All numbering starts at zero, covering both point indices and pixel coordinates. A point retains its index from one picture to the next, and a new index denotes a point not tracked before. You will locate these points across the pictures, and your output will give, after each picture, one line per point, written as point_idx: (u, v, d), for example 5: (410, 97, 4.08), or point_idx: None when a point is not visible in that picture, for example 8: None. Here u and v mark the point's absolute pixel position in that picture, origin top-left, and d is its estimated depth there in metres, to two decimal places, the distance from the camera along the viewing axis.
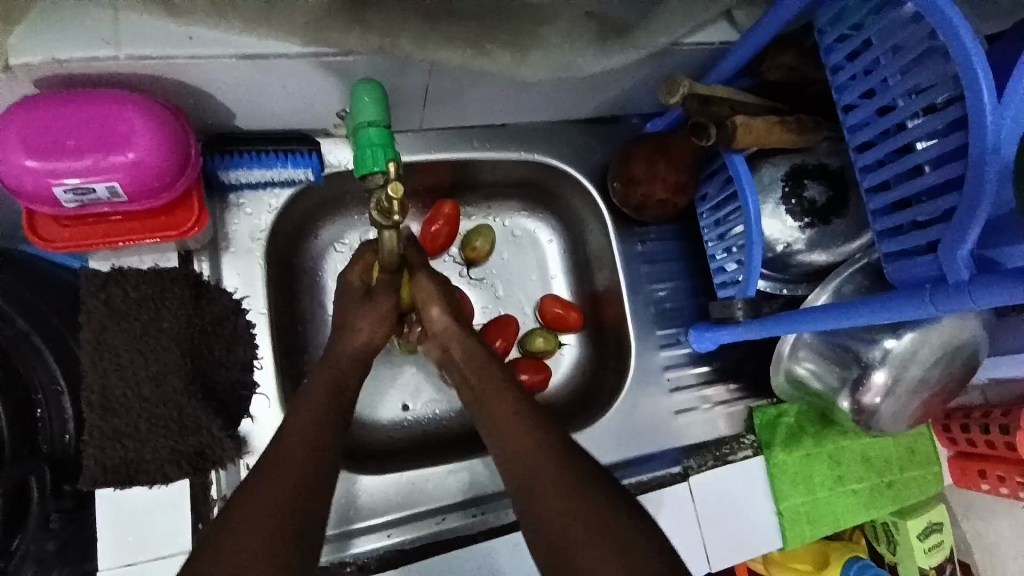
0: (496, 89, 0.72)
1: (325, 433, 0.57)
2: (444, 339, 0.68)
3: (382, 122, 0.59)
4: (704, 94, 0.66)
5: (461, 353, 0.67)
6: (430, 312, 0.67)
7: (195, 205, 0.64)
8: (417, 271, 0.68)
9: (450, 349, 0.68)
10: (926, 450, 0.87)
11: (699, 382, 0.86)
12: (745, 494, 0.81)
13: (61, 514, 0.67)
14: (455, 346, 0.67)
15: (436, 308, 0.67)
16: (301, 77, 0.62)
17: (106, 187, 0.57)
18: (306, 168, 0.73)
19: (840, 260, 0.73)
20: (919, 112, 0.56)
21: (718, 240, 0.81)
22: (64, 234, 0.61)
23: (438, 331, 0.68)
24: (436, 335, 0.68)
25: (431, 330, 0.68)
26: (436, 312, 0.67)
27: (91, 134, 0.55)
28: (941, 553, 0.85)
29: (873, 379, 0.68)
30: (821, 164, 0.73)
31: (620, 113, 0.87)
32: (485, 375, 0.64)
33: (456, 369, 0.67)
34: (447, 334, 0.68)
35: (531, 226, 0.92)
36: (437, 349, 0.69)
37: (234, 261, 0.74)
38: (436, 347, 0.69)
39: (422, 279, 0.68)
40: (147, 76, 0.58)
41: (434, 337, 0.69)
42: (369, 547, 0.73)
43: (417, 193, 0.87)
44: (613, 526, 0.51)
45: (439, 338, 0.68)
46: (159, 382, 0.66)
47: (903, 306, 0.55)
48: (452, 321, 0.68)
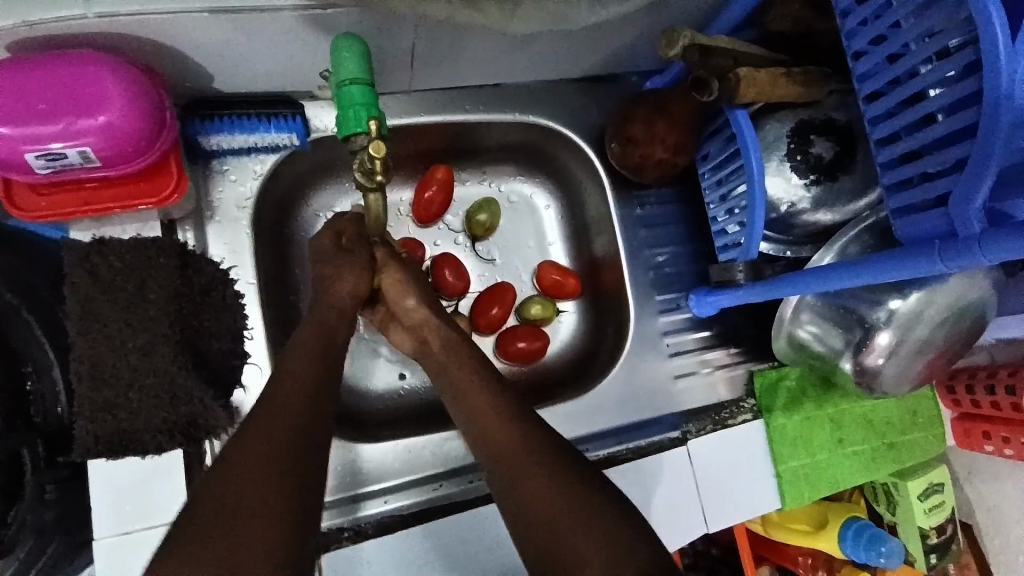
0: (487, 45, 0.69)
1: (316, 401, 0.57)
2: (421, 330, 0.67)
3: (365, 79, 0.55)
4: (704, 44, 0.62)
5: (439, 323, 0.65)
6: (405, 303, 0.67)
7: (173, 170, 0.62)
8: (387, 261, 0.67)
9: (427, 342, 0.67)
10: (929, 412, 0.87)
11: (699, 347, 0.85)
12: (743, 457, 0.80)
13: (57, 485, 0.68)
14: (432, 337, 0.66)
15: (411, 299, 0.67)
16: (281, 34, 0.58)
17: (79, 153, 0.55)
18: (291, 133, 0.71)
19: (846, 219, 0.71)
20: (931, 57, 0.53)
21: (721, 201, 0.78)
22: (40, 204, 0.59)
23: (417, 323, 0.67)
24: (415, 328, 0.67)
25: (410, 323, 0.68)
26: (414, 303, 0.67)
27: (59, 97, 0.52)
28: (942, 513, 0.84)
29: (877, 341, 0.67)
30: (828, 118, 0.69)
31: (619, 71, 0.84)
32: None
33: (434, 361, 0.66)
34: (423, 326, 0.67)
35: (527, 192, 0.90)
36: (416, 342, 0.68)
37: (220, 230, 0.72)
38: (412, 339, 0.68)
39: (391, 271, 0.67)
40: (117, 35, 0.54)
41: (412, 330, 0.68)
42: (370, 512, 0.73)
43: (408, 159, 0.84)
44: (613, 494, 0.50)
45: (418, 331, 0.67)
46: (148, 352, 0.66)
47: (910, 262, 0.53)
48: (429, 313, 0.67)
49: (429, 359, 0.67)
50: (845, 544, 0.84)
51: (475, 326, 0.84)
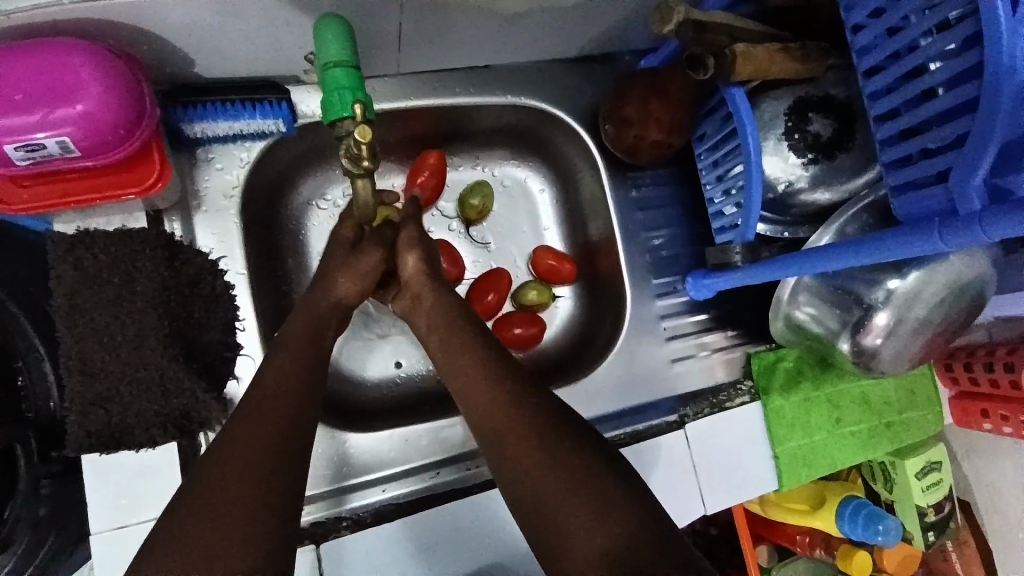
0: (477, 24, 0.67)
1: (308, 393, 0.56)
2: (415, 288, 0.64)
3: (350, 62, 0.54)
4: (699, 19, 0.60)
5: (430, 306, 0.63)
6: (405, 257, 0.64)
7: (156, 158, 0.61)
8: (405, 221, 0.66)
9: (420, 298, 0.64)
10: (926, 390, 0.87)
11: (697, 331, 0.84)
12: (739, 440, 0.80)
13: (51, 480, 0.68)
14: (427, 295, 0.64)
15: (413, 256, 0.64)
16: (263, 15, 0.57)
17: (57, 143, 0.53)
18: (277, 119, 0.69)
19: (844, 197, 0.69)
20: (932, 29, 0.52)
21: (717, 182, 0.77)
22: (23, 196, 0.58)
23: (410, 278, 0.64)
24: (406, 282, 0.65)
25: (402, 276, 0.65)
26: (413, 260, 0.64)
27: (35, 85, 0.51)
28: (940, 491, 0.85)
29: (875, 321, 0.66)
30: (827, 95, 0.68)
31: (613, 50, 0.82)
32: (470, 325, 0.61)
33: (424, 319, 0.64)
34: (420, 283, 0.64)
35: (521, 175, 0.88)
36: (406, 298, 0.65)
37: (207, 220, 0.71)
38: (404, 297, 0.66)
39: (407, 229, 0.66)
40: (92, 22, 0.53)
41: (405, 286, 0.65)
42: (365, 501, 0.73)
43: (398, 144, 0.82)
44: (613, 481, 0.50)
45: (409, 287, 0.65)
46: (138, 345, 0.65)
47: (909, 242, 0.52)
48: (425, 271, 0.65)
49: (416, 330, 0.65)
50: (842, 523, 0.84)
51: None
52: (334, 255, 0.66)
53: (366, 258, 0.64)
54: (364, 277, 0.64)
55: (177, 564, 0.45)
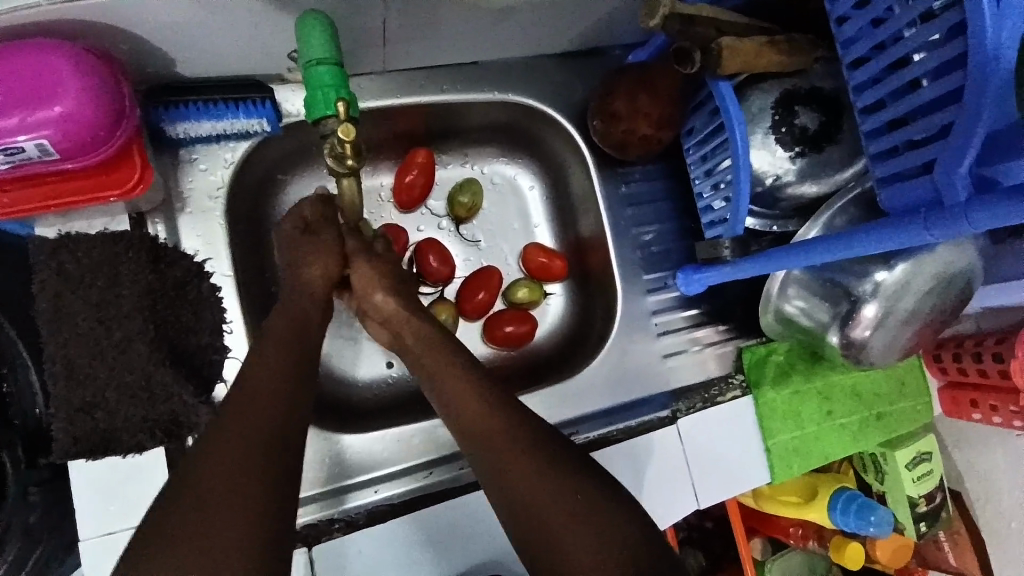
0: (463, 18, 0.66)
1: (295, 394, 0.55)
2: (395, 324, 0.65)
3: (333, 60, 0.53)
4: (686, 14, 0.60)
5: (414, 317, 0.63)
6: (374, 298, 0.65)
7: (138, 161, 0.60)
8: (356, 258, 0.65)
9: (401, 333, 0.65)
10: (915, 381, 0.87)
11: (689, 326, 0.84)
12: (732, 434, 0.80)
13: (40, 487, 0.67)
14: (404, 330, 0.64)
15: (379, 292, 0.65)
16: (245, 12, 0.56)
17: (36, 146, 0.52)
18: (261, 118, 0.68)
19: (831, 190, 0.69)
20: (916, 20, 0.52)
21: (706, 176, 0.77)
22: (5, 201, 0.57)
23: (389, 317, 0.65)
24: (386, 321, 0.66)
25: (382, 317, 0.66)
26: (382, 299, 0.65)
27: (12, 85, 0.50)
28: (931, 481, 0.85)
29: (863, 313, 0.66)
30: (813, 88, 0.68)
31: (601, 45, 0.82)
32: None
33: (411, 355, 0.64)
34: (394, 319, 0.65)
35: (510, 172, 0.88)
36: (390, 335, 0.66)
37: (192, 221, 0.70)
38: (388, 334, 0.67)
39: (362, 268, 0.65)
40: (69, 20, 0.51)
41: (385, 325, 0.66)
42: (359, 502, 0.73)
43: (386, 142, 0.82)
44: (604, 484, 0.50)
45: (390, 324, 0.65)
46: (124, 349, 0.64)
47: (897, 233, 0.52)
48: (398, 303, 0.65)
49: (404, 351, 0.65)
50: (834, 514, 0.84)
51: (462, 312, 0.83)
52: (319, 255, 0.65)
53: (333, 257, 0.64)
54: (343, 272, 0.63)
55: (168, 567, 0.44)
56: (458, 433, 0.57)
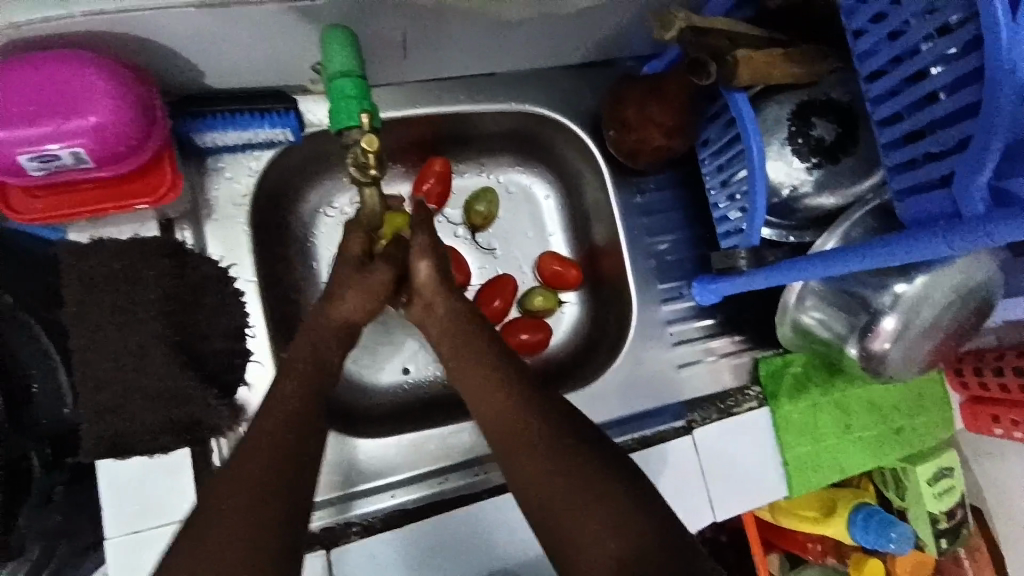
0: (480, 30, 0.67)
1: (313, 400, 0.57)
2: (428, 296, 0.63)
3: (355, 72, 0.55)
4: (699, 26, 0.61)
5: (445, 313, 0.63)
6: (418, 264, 0.63)
7: (167, 168, 0.62)
8: (416, 227, 0.63)
9: (434, 305, 0.63)
10: (935, 395, 0.86)
11: (703, 336, 0.84)
12: (747, 445, 0.80)
13: (63, 487, 0.70)
14: (441, 304, 0.63)
15: (427, 262, 0.63)
16: (269, 26, 0.57)
17: (71, 154, 0.54)
18: (285, 127, 0.70)
19: (849, 201, 0.69)
20: (932, 33, 0.52)
21: (721, 186, 0.77)
22: (36, 207, 0.59)
23: (423, 286, 0.63)
24: (420, 290, 0.63)
25: (414, 283, 0.63)
26: (425, 266, 0.63)
27: (47, 97, 0.52)
28: (952, 497, 0.84)
29: (884, 326, 0.65)
30: (829, 98, 0.68)
31: (616, 55, 0.83)
32: (467, 337, 0.61)
33: (437, 326, 0.64)
34: (432, 291, 0.63)
35: (525, 181, 0.89)
36: (418, 306, 0.64)
37: (217, 229, 0.72)
38: (417, 304, 0.65)
39: (419, 235, 0.63)
40: (104, 34, 0.54)
41: (417, 294, 0.64)
42: (372, 507, 0.73)
43: (403, 150, 0.83)
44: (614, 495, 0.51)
45: (423, 294, 0.63)
46: (147, 354, 0.66)
47: (914, 245, 0.52)
48: (439, 278, 0.63)
49: None
50: (854, 528, 0.83)
51: None
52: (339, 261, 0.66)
53: (376, 274, 0.61)
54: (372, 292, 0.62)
55: (196, 563, 0.47)
56: None
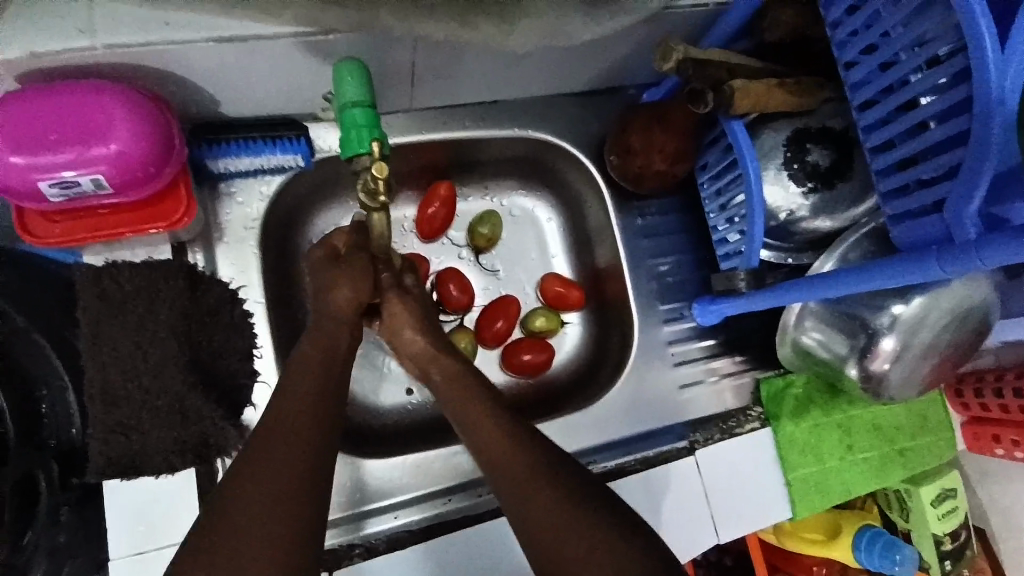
0: (486, 61, 0.69)
1: (321, 415, 0.57)
2: (422, 362, 0.66)
3: (366, 102, 0.57)
4: (698, 57, 0.63)
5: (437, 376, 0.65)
6: (403, 335, 0.66)
7: (182, 194, 0.64)
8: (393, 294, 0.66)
9: (427, 371, 0.65)
10: (936, 416, 0.86)
11: (704, 356, 0.85)
12: (752, 464, 0.80)
13: (70, 507, 0.69)
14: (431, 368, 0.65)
15: (408, 330, 0.65)
16: (285, 59, 0.60)
17: (91, 180, 0.56)
18: (296, 154, 0.72)
19: (845, 225, 0.71)
20: (922, 65, 0.54)
21: (720, 210, 0.79)
22: (53, 230, 0.61)
23: (416, 354, 0.66)
24: (413, 359, 0.66)
25: (409, 356, 0.67)
26: (410, 336, 0.66)
27: (70, 127, 0.54)
28: (957, 517, 0.84)
29: (881, 347, 0.67)
30: (824, 126, 0.70)
31: (617, 84, 0.85)
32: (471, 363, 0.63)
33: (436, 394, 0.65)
34: (422, 357, 0.66)
35: (528, 205, 0.91)
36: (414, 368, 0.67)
37: (228, 251, 0.74)
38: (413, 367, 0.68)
39: (395, 304, 0.65)
40: (126, 64, 0.56)
41: (412, 360, 0.67)
42: (380, 527, 0.74)
43: (410, 175, 0.85)
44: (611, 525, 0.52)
45: (415, 362, 0.66)
46: (159, 373, 0.67)
47: (909, 268, 0.53)
48: (428, 344, 0.66)
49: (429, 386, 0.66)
50: (858, 552, 0.83)
51: (481, 339, 0.85)
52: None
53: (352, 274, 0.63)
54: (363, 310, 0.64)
55: (215, 565, 0.48)
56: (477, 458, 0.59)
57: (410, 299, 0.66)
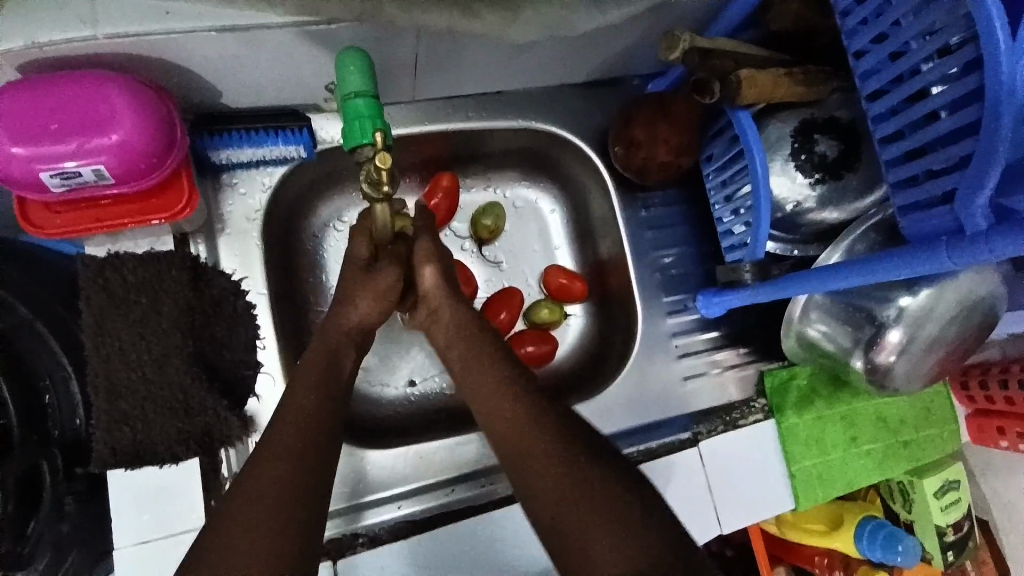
0: (488, 51, 0.69)
1: (325, 413, 0.58)
2: (434, 301, 0.66)
3: (370, 92, 0.57)
4: (704, 47, 0.62)
5: (451, 320, 0.65)
6: (423, 271, 0.66)
7: (184, 185, 0.63)
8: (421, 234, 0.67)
9: (438, 311, 0.66)
10: (941, 408, 0.86)
11: (708, 348, 0.85)
12: (755, 456, 0.80)
13: (75, 497, 0.70)
14: (445, 308, 0.66)
15: (431, 267, 0.66)
16: (287, 49, 0.59)
17: (93, 171, 0.56)
18: (298, 145, 0.72)
19: (853, 216, 0.70)
20: (932, 54, 0.53)
21: (725, 202, 0.78)
22: (56, 221, 0.61)
23: (429, 293, 0.66)
24: (426, 296, 0.66)
25: (420, 290, 0.67)
26: (429, 273, 0.66)
27: (72, 117, 0.53)
28: (959, 510, 0.84)
29: (887, 339, 0.66)
30: (831, 117, 0.69)
31: (621, 74, 0.84)
32: (477, 353, 0.62)
33: (443, 331, 0.66)
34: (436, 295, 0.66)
35: (532, 196, 0.90)
36: (424, 313, 0.68)
37: (230, 243, 0.73)
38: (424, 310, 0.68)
39: (421, 241, 0.66)
40: (126, 55, 0.55)
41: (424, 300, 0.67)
42: (380, 517, 0.74)
43: (413, 166, 0.85)
44: (627, 512, 0.51)
45: (429, 300, 0.66)
46: (163, 365, 0.67)
47: (917, 260, 0.53)
48: (444, 284, 0.66)
49: (442, 333, 0.66)
50: (860, 542, 0.83)
51: None
52: (354, 277, 0.65)
53: (384, 277, 0.65)
54: (383, 295, 0.65)
55: (218, 561, 0.47)
56: (495, 443, 0.58)
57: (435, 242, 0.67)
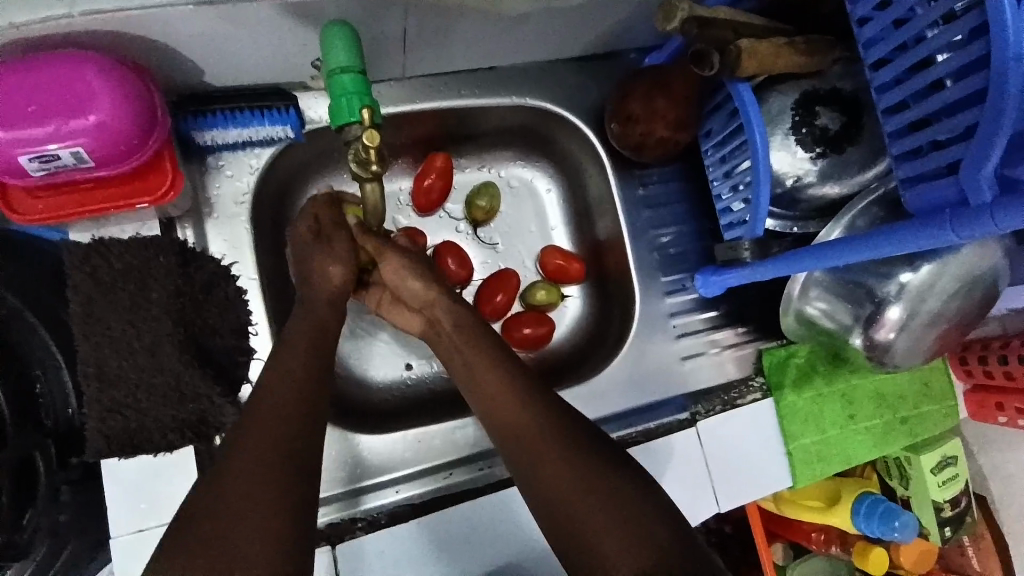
0: (479, 25, 0.66)
1: (315, 399, 0.57)
2: (429, 310, 0.66)
3: (355, 67, 0.54)
4: (704, 16, 0.60)
5: (448, 322, 0.65)
6: (408, 282, 0.65)
7: (168, 167, 0.62)
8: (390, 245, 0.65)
9: (436, 319, 0.66)
10: (941, 383, 0.86)
11: (706, 328, 0.84)
12: (754, 435, 0.80)
13: (70, 486, 0.69)
14: (442, 316, 0.65)
15: (416, 279, 0.65)
16: (271, 24, 0.57)
17: (72, 154, 0.54)
18: (285, 125, 0.70)
19: (853, 190, 0.69)
20: (938, 20, 0.51)
21: (724, 178, 0.77)
22: (38, 207, 0.59)
23: (423, 302, 0.66)
24: (420, 307, 0.66)
25: (416, 301, 0.66)
26: (417, 284, 0.65)
27: (49, 98, 0.52)
28: (957, 485, 0.84)
29: (888, 315, 0.66)
30: (834, 87, 0.67)
31: (618, 47, 0.82)
32: (472, 347, 0.63)
33: (443, 340, 0.65)
34: (430, 305, 0.66)
35: (528, 175, 0.88)
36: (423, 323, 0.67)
37: (219, 227, 0.72)
38: (421, 320, 0.68)
39: (391, 256, 0.65)
40: (104, 33, 0.53)
41: (420, 311, 0.67)
42: (379, 502, 0.74)
43: (404, 146, 0.83)
44: (624, 491, 0.51)
45: (426, 311, 0.66)
46: (154, 351, 0.66)
47: (919, 235, 0.52)
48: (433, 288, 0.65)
49: (438, 334, 0.66)
50: (857, 518, 0.83)
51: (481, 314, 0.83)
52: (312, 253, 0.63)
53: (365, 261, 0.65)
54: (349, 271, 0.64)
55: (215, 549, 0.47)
56: (492, 428, 0.59)
57: (406, 253, 0.66)
